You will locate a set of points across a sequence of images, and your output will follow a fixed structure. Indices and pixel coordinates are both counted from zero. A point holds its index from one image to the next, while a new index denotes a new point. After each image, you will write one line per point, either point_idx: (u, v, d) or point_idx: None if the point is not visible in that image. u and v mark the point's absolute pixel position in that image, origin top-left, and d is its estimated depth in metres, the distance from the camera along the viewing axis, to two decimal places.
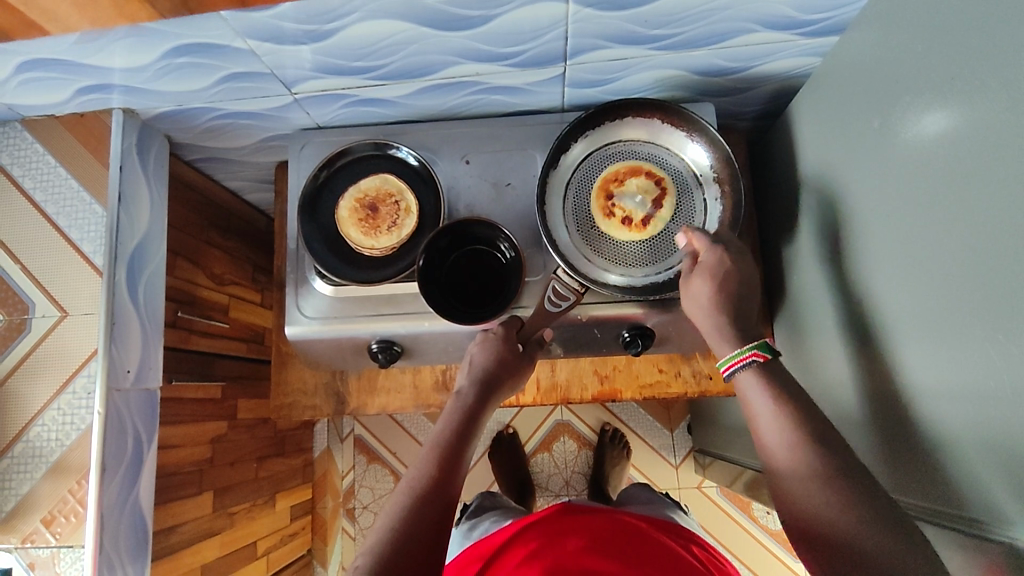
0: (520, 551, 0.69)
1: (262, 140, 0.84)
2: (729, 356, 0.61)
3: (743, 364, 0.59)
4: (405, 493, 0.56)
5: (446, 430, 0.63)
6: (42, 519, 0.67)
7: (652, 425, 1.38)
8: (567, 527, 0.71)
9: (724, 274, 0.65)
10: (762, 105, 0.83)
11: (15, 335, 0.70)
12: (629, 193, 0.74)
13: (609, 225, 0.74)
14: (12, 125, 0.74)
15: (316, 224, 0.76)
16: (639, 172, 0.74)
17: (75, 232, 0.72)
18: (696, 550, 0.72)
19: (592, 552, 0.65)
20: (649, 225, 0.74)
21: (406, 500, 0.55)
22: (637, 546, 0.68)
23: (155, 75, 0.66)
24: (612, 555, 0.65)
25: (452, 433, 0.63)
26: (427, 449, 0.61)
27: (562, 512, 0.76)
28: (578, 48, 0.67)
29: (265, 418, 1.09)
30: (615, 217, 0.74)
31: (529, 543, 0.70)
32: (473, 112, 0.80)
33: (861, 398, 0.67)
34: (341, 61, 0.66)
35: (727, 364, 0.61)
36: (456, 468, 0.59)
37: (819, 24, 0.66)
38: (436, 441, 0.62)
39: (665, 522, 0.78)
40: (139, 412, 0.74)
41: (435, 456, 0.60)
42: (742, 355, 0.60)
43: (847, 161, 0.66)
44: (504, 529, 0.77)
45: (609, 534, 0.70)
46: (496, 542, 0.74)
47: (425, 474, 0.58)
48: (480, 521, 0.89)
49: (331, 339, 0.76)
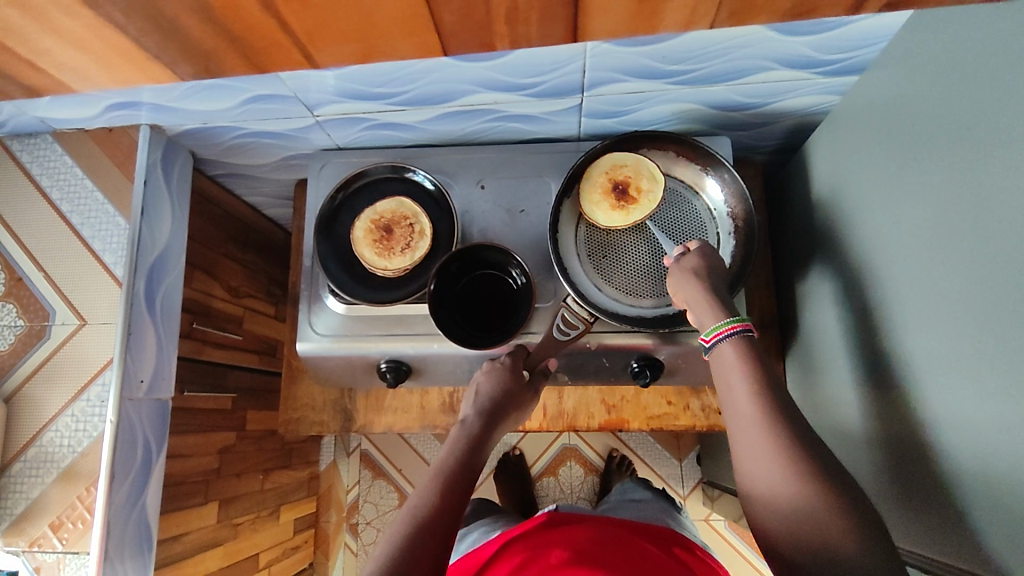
0: (506, 564, 0.68)
1: (283, 158, 0.86)
2: (716, 325, 0.59)
3: (728, 333, 0.58)
4: (407, 518, 0.55)
5: (451, 455, 0.62)
6: (49, 524, 0.68)
7: (661, 453, 1.37)
8: (553, 539, 0.70)
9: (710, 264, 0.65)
10: (777, 140, 0.84)
11: (35, 341, 0.71)
12: (617, 202, 0.72)
13: (591, 190, 0.73)
14: (44, 136, 0.76)
15: (332, 244, 0.77)
16: (627, 182, 0.72)
17: (98, 243, 0.73)
18: (681, 555, 0.71)
19: (577, 562, 0.64)
20: (617, 213, 0.71)
21: (407, 526, 0.54)
22: (617, 552, 0.66)
23: (184, 94, 0.68)
24: (596, 562, 0.63)
25: (457, 458, 0.62)
26: (431, 475, 0.60)
27: (549, 521, 0.74)
28: (596, 80, 0.68)
29: (274, 430, 1.09)
30: (614, 204, 0.71)
31: (515, 556, 0.69)
32: (490, 138, 0.81)
33: (870, 443, 0.65)
34: (363, 87, 0.67)
35: (711, 334, 0.59)
36: (460, 494, 0.58)
37: (837, 64, 0.66)
38: (440, 468, 0.61)
39: (668, 531, 0.76)
40: (150, 422, 0.75)
41: (437, 483, 0.59)
42: (726, 326, 0.58)
43: (861, 199, 0.66)
44: (496, 538, 0.76)
45: (598, 544, 0.68)
46: (480, 557, 0.72)
47: (428, 499, 0.57)
48: (470, 531, 0.87)
49: (342, 357, 0.76)
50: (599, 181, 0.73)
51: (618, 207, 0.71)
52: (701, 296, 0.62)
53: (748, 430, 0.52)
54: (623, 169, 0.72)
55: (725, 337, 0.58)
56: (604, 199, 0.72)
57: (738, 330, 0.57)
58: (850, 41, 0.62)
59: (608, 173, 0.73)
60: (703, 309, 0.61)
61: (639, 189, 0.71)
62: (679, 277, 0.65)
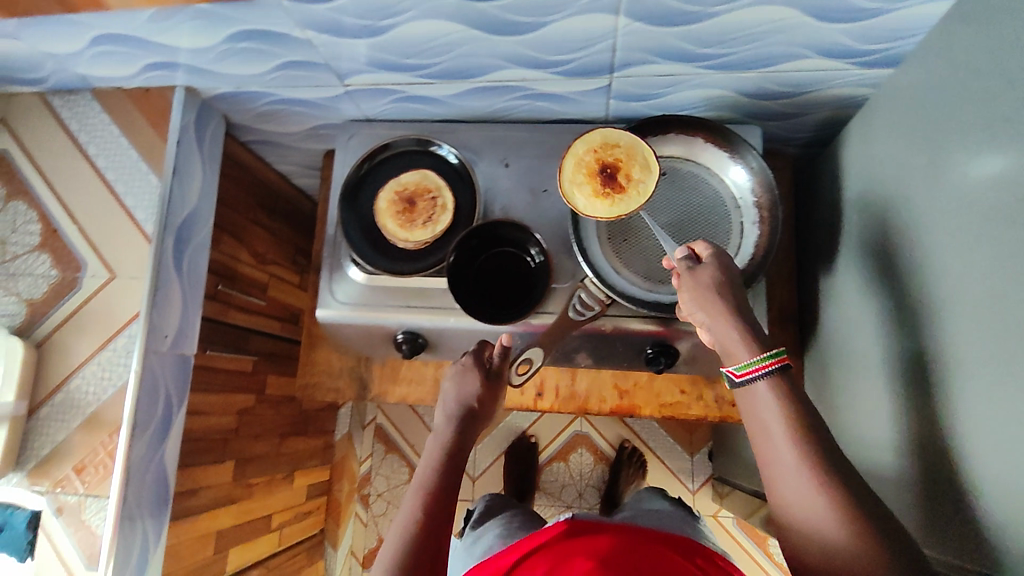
0: None
1: (312, 127, 0.87)
2: (749, 361, 0.55)
3: (766, 371, 0.54)
4: (390, 550, 0.56)
5: (432, 467, 0.63)
6: (73, 466, 0.71)
7: (673, 447, 1.36)
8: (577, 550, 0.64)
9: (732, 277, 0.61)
10: (809, 133, 0.82)
11: (66, 291, 0.74)
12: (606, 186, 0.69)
13: (576, 169, 0.70)
14: (83, 93, 0.78)
15: (356, 214, 0.78)
16: (616, 166, 0.69)
17: (130, 199, 0.75)
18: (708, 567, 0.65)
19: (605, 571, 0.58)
20: (605, 199, 0.68)
21: (390, 560, 0.55)
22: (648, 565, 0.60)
23: (219, 57, 0.69)
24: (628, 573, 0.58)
25: (439, 470, 0.62)
26: (413, 494, 0.61)
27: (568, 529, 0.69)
28: (626, 61, 0.67)
29: (292, 397, 1.12)
30: (602, 188, 0.69)
31: (535, 569, 0.63)
32: (517, 117, 0.81)
33: (890, 442, 0.64)
34: (392, 57, 0.68)
35: (743, 370, 0.55)
36: (443, 513, 0.59)
37: (875, 55, 0.65)
38: (422, 485, 0.61)
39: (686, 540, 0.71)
40: (173, 376, 0.77)
41: (421, 498, 0.60)
42: (762, 361, 0.55)
43: (892, 193, 0.64)
44: (512, 547, 0.70)
45: (625, 554, 0.62)
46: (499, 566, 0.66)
47: (408, 526, 0.58)
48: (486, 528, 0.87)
49: (359, 325, 0.78)
50: (586, 163, 0.70)
51: (605, 191, 0.69)
52: (732, 331, 0.57)
53: (788, 477, 0.50)
54: (614, 151, 0.70)
55: (759, 374, 0.54)
56: (588, 182, 0.69)
57: (775, 368, 0.54)
58: (888, 31, 0.61)
59: (595, 152, 0.70)
60: (733, 341, 0.57)
61: (629, 176, 0.69)
62: (692, 294, 0.61)
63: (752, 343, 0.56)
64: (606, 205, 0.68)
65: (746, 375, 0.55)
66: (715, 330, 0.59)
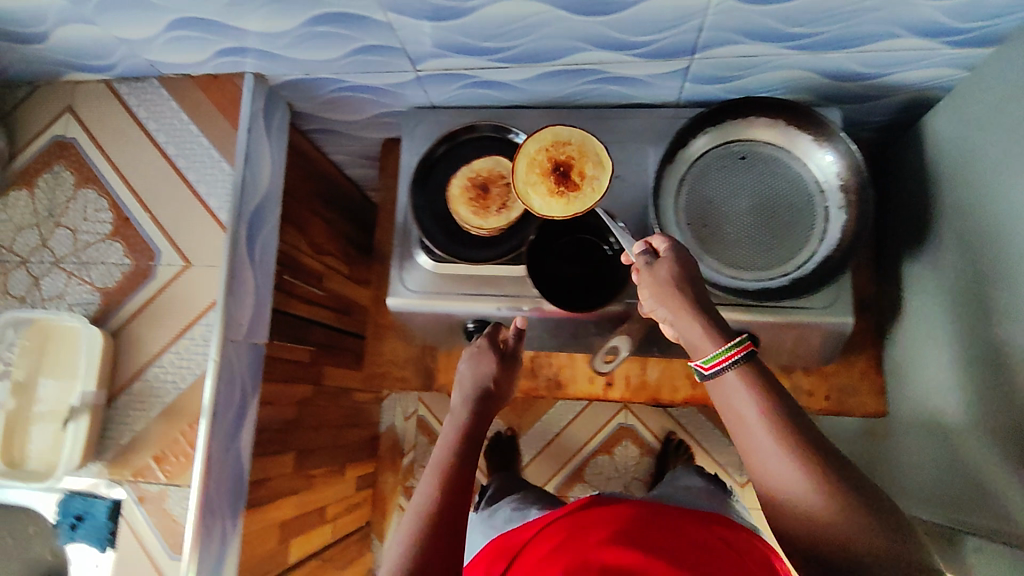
0: (544, 545, 0.60)
1: (376, 115, 0.86)
2: (715, 353, 0.52)
3: (732, 362, 0.51)
4: (412, 523, 0.54)
5: (444, 445, 0.62)
6: (153, 456, 0.70)
7: (721, 439, 1.34)
8: (596, 517, 0.61)
9: (690, 266, 0.58)
10: (887, 116, 0.80)
11: (141, 280, 0.73)
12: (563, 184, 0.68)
13: (529, 169, 0.69)
14: (151, 81, 0.78)
15: (428, 201, 0.77)
16: (571, 163, 0.68)
17: (203, 187, 0.75)
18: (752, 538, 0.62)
19: (622, 540, 0.55)
20: (560, 198, 0.68)
21: (414, 532, 0.53)
22: (683, 539, 0.56)
23: (293, 42, 0.68)
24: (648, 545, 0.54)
25: (452, 446, 0.62)
26: (430, 471, 0.59)
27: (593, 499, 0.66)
28: (710, 41, 0.66)
29: (345, 388, 1.11)
30: (557, 187, 0.68)
31: (553, 535, 0.61)
32: (588, 102, 0.80)
33: (986, 431, 0.62)
34: (470, 40, 0.67)
35: (711, 364, 0.52)
36: (463, 484, 0.58)
37: (971, 33, 0.63)
38: (438, 462, 0.60)
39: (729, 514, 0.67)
40: (248, 365, 0.76)
41: (436, 474, 0.59)
42: (727, 352, 0.51)
43: (989, 175, 0.62)
44: (536, 520, 0.68)
45: (654, 525, 0.59)
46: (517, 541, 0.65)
47: (428, 500, 0.56)
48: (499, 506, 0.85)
49: (429, 314, 0.77)
50: (540, 161, 0.69)
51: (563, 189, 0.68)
52: (694, 324, 0.54)
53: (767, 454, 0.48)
54: (567, 148, 0.69)
55: (725, 366, 0.51)
56: (542, 181, 0.68)
57: (740, 358, 0.51)
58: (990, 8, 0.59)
59: (548, 150, 0.69)
60: (698, 335, 0.54)
61: (583, 173, 0.68)
62: (650, 291, 0.58)
63: (717, 334, 0.53)
64: (562, 205, 0.67)
65: (714, 369, 0.52)
66: (680, 327, 0.55)
